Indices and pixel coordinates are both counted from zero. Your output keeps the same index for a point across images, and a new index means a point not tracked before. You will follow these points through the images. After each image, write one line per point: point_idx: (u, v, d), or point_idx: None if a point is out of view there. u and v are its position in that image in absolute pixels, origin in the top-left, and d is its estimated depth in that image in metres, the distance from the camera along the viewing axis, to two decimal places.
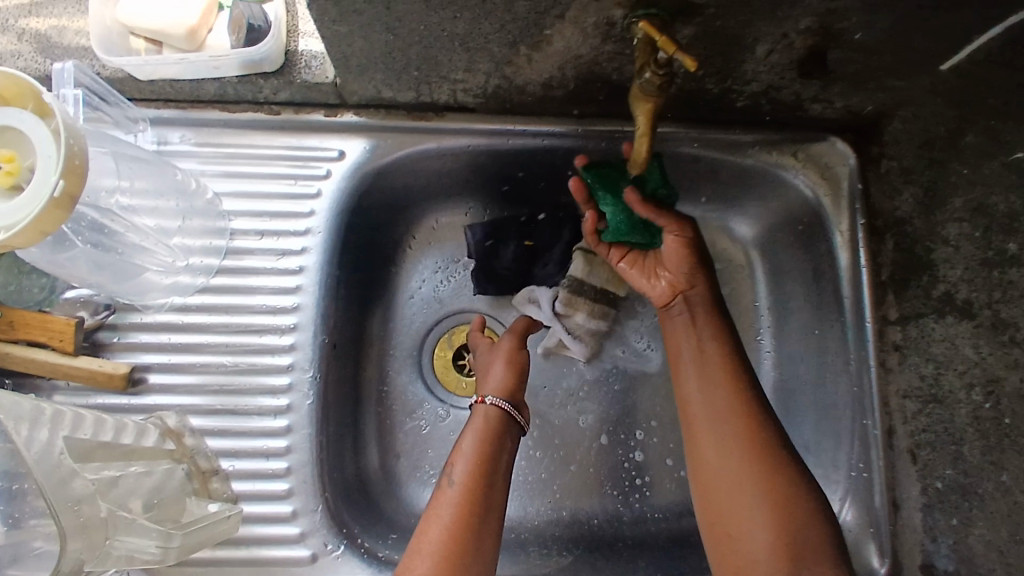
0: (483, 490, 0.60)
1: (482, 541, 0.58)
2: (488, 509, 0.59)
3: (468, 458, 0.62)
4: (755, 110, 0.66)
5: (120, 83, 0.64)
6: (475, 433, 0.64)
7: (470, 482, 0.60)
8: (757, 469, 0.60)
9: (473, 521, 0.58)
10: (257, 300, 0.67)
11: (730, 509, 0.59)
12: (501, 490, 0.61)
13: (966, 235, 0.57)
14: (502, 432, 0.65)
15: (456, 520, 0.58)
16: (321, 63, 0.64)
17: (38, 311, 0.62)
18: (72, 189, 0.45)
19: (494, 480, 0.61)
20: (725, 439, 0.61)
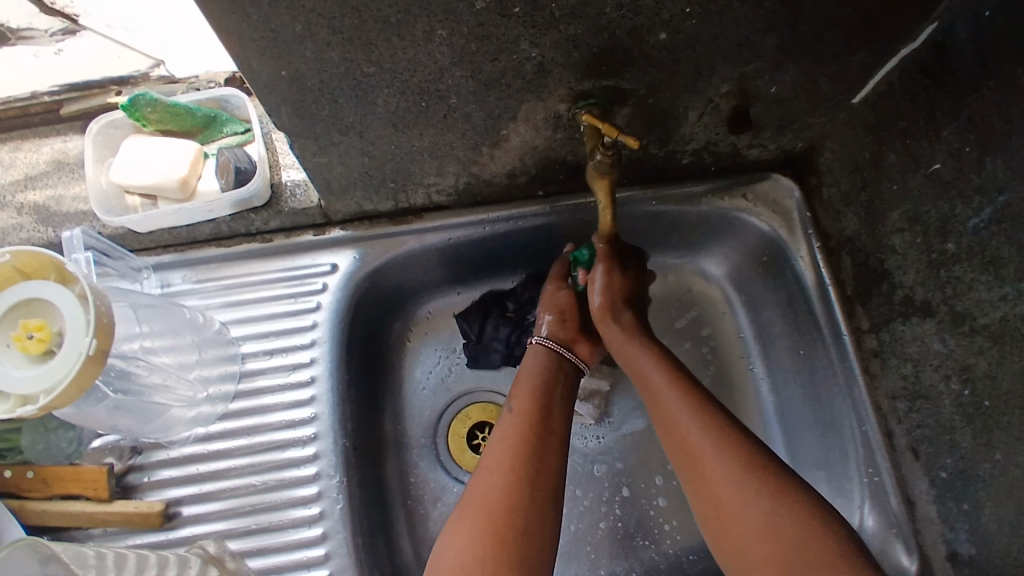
0: (540, 414, 0.65)
1: (543, 462, 0.60)
2: (547, 439, 0.63)
3: (526, 391, 0.67)
4: (701, 164, 0.73)
5: (122, 239, 0.69)
6: (532, 373, 0.70)
7: (528, 408, 0.65)
8: (747, 488, 0.55)
9: (530, 446, 0.61)
10: (275, 416, 0.70)
11: (733, 535, 0.54)
12: (558, 422, 0.65)
13: (909, 242, 0.62)
14: (555, 366, 0.71)
15: (517, 439, 0.62)
16: (305, 189, 0.70)
17: (68, 465, 0.65)
18: (103, 344, 0.50)
19: (551, 420, 0.65)
20: (706, 465, 0.57)
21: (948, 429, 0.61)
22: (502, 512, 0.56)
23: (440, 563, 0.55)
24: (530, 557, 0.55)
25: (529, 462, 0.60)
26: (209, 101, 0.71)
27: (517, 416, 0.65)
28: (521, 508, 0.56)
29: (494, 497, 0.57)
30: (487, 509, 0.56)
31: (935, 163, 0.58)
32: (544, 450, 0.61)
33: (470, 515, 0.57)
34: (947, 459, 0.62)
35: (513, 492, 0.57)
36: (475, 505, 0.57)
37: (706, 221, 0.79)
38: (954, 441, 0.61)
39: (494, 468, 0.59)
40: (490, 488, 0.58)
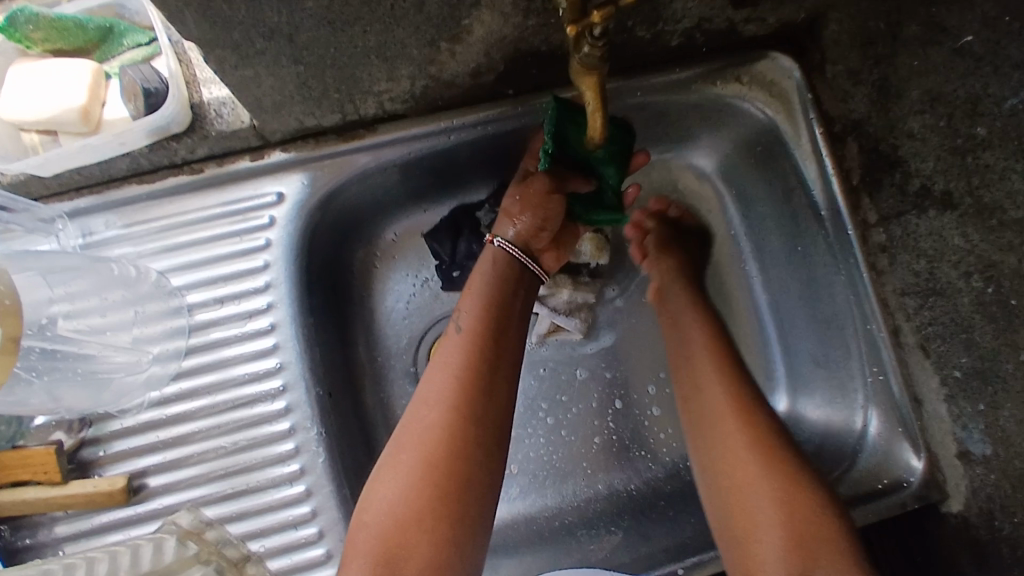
0: (489, 338, 0.58)
1: (491, 396, 0.56)
2: (498, 371, 0.57)
3: (475, 310, 0.60)
4: (691, 45, 0.63)
5: (25, 186, 0.59)
6: (484, 282, 0.62)
7: (479, 333, 0.58)
8: (758, 452, 0.59)
9: (480, 380, 0.56)
10: (237, 371, 0.63)
11: (730, 491, 0.59)
12: (512, 348, 0.59)
13: (929, 125, 0.57)
14: (511, 275, 0.63)
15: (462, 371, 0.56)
16: (232, 108, 0.59)
17: (11, 450, 0.57)
18: (12, 331, 0.41)
19: (505, 347, 0.59)
20: (717, 418, 0.63)
21: (964, 326, 0.57)
22: (440, 454, 0.52)
23: (372, 508, 0.52)
24: (467, 505, 0.52)
25: (476, 403, 0.55)
26: (100, 8, 0.58)
27: (467, 341, 0.58)
28: (462, 453, 0.53)
29: (434, 438, 0.53)
30: (424, 453, 0.52)
31: (965, 35, 0.54)
32: (493, 389, 0.56)
33: (409, 455, 0.53)
34: (962, 357, 0.58)
35: (454, 434, 0.53)
36: (413, 444, 0.53)
37: (698, 110, 0.70)
38: (969, 339, 0.57)
39: (434, 405, 0.55)
40: (429, 428, 0.54)
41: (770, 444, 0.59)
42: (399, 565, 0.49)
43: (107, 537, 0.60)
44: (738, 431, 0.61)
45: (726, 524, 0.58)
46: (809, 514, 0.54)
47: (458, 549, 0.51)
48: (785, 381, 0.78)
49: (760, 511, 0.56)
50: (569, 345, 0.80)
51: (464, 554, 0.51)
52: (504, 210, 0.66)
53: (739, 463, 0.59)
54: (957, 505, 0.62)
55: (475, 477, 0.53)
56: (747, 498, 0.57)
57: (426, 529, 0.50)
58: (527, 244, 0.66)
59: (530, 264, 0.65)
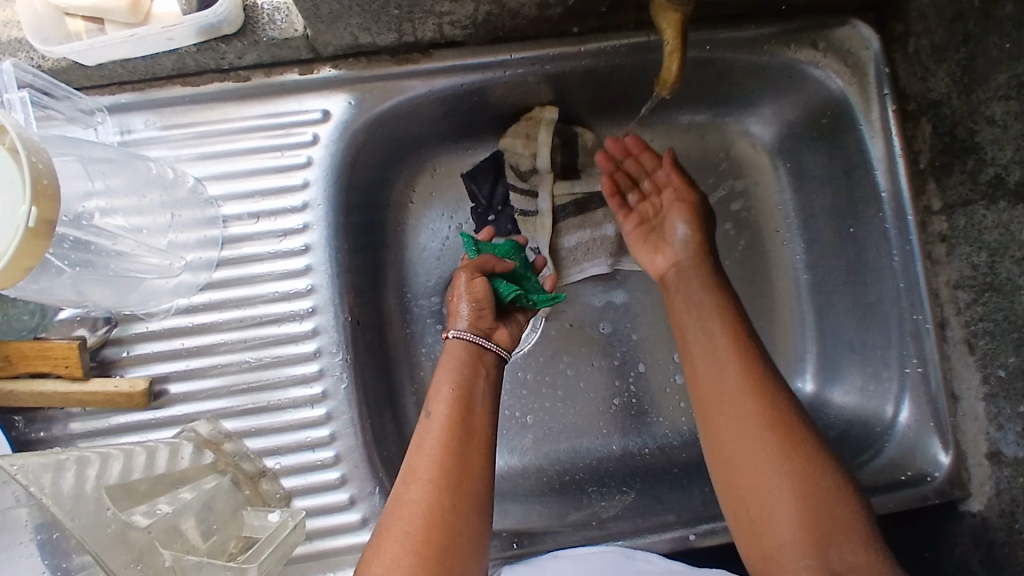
0: (464, 421, 0.54)
1: (473, 480, 0.51)
2: (469, 450, 0.52)
3: (447, 395, 0.55)
4: (771, 1, 0.60)
5: (66, 74, 0.57)
6: (450, 369, 0.57)
7: (447, 419, 0.54)
8: (784, 452, 0.50)
9: (451, 463, 0.51)
10: (268, 288, 0.63)
11: (734, 472, 0.52)
12: (484, 428, 0.54)
13: (1014, 113, 0.55)
14: (475, 360, 0.58)
15: (436, 457, 0.51)
16: (285, 15, 0.56)
17: (34, 340, 0.57)
18: (46, 214, 0.40)
19: (474, 422, 0.54)
20: (728, 389, 0.54)
21: (1020, 327, 0.56)
22: (424, 547, 0.48)
23: None
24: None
25: (450, 486, 0.50)
26: None
27: (438, 423, 0.54)
28: (441, 544, 0.48)
29: (418, 530, 0.48)
30: (403, 549, 0.47)
31: None
32: (469, 468, 0.52)
33: (386, 557, 0.47)
34: (1009, 356, 0.57)
35: (430, 525, 0.48)
36: (389, 545, 0.48)
37: (764, 73, 0.67)
38: (1023, 340, 0.56)
39: (411, 496, 0.50)
40: (411, 516, 0.49)
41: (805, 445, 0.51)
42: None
43: (123, 438, 0.60)
44: (748, 427, 0.52)
45: (731, 513, 0.52)
46: (827, 513, 0.48)
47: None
48: (818, 364, 0.74)
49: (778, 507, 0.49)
50: (598, 302, 0.78)
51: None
52: (449, 311, 0.62)
53: (755, 456, 0.51)
54: (978, 505, 0.60)
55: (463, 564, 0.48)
56: (767, 494, 0.50)
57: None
58: (482, 329, 0.61)
59: (489, 346, 0.60)
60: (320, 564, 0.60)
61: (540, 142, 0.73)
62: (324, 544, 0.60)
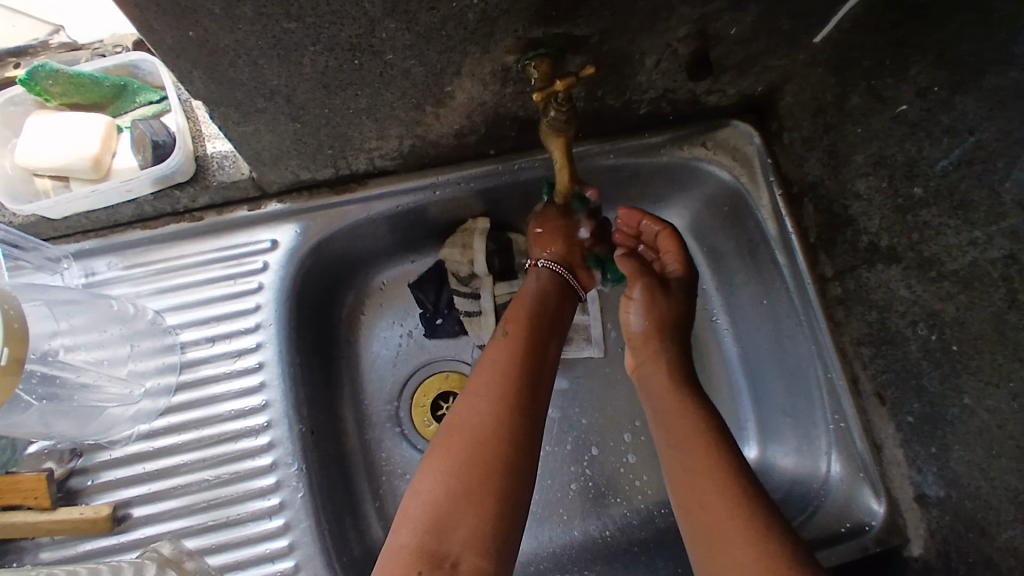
0: (534, 344, 0.63)
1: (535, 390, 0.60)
2: (535, 370, 0.61)
3: (523, 317, 0.65)
4: (659, 113, 0.69)
5: (34, 227, 0.63)
6: (527, 293, 0.68)
7: (522, 335, 0.64)
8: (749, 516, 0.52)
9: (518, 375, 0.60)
10: (225, 406, 0.66)
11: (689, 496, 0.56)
12: (546, 351, 0.64)
13: (874, 186, 0.61)
14: (556, 286, 0.70)
15: (506, 367, 0.60)
16: (233, 161, 0.64)
17: (4, 475, 0.60)
18: (16, 353, 0.45)
19: (544, 350, 0.64)
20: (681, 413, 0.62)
21: (915, 373, 0.61)
22: (488, 441, 0.55)
23: (414, 497, 0.54)
24: (499, 496, 0.52)
25: (517, 392, 0.58)
26: (116, 69, 0.64)
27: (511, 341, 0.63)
28: (498, 438, 0.55)
29: (486, 424, 0.56)
30: (469, 443, 0.55)
31: (902, 104, 0.57)
32: (536, 380, 0.60)
33: (451, 448, 0.55)
34: (914, 403, 0.62)
35: (495, 421, 0.56)
36: (456, 436, 0.56)
37: (666, 173, 0.75)
38: (920, 385, 0.60)
39: (482, 395, 0.58)
40: (482, 411, 0.57)
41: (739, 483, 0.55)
42: (447, 542, 0.50)
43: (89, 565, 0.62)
44: (715, 488, 0.55)
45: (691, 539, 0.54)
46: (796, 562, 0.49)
47: (493, 537, 0.51)
48: (757, 432, 0.78)
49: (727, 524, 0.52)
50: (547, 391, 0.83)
51: (501, 538, 0.51)
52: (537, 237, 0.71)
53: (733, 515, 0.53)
54: (918, 548, 0.63)
55: (521, 467, 0.54)
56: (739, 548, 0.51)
57: (472, 503, 0.52)
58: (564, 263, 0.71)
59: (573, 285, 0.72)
60: None
61: (476, 249, 0.78)
62: None
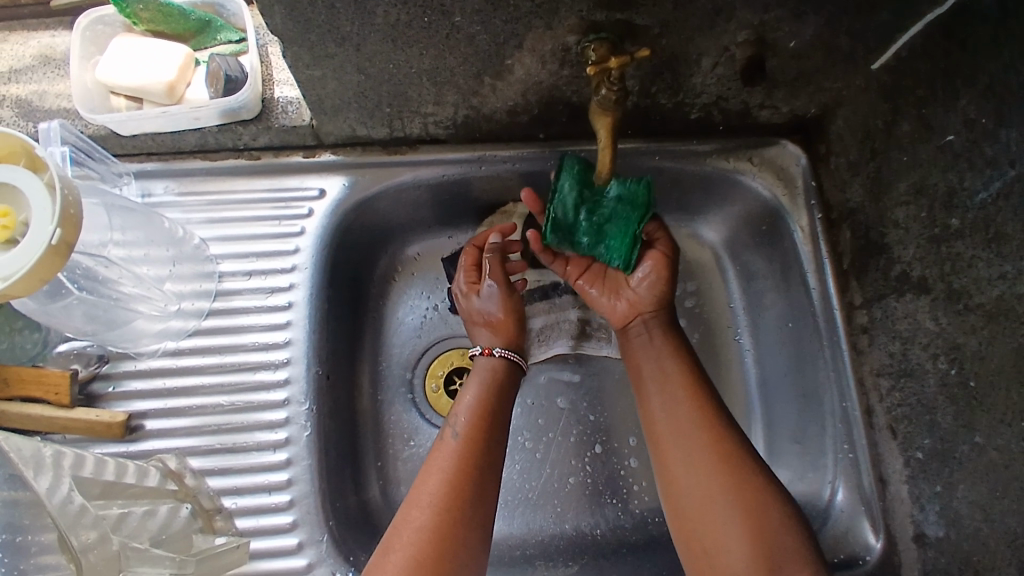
0: (485, 446, 0.63)
1: (479, 493, 0.60)
2: (489, 464, 0.62)
3: (467, 413, 0.65)
4: (709, 121, 0.71)
5: (105, 141, 0.67)
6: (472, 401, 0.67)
7: (476, 438, 0.63)
8: (733, 493, 0.58)
9: (474, 469, 0.61)
10: (250, 338, 0.69)
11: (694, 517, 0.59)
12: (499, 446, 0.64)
13: (913, 216, 0.61)
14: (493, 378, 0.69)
15: (460, 462, 0.61)
16: (297, 107, 0.67)
17: (32, 367, 0.64)
18: (68, 237, 0.48)
19: (492, 447, 0.63)
20: (689, 433, 0.62)
21: (930, 408, 0.60)
22: (429, 547, 0.56)
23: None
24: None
25: (461, 500, 0.59)
26: (204, 6, 0.69)
27: (455, 442, 0.63)
28: (444, 545, 0.56)
29: (424, 535, 0.56)
30: (416, 542, 0.56)
31: (949, 134, 0.58)
32: (482, 482, 0.61)
33: (409, 537, 0.57)
34: (925, 438, 0.61)
35: (449, 519, 0.58)
36: (411, 530, 0.57)
37: (708, 184, 0.76)
38: (933, 421, 0.60)
39: (434, 491, 0.59)
40: (421, 519, 0.57)
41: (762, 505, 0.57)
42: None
43: None
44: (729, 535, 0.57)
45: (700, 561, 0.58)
46: (777, 546, 0.55)
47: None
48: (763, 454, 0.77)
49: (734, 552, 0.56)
50: (559, 383, 0.84)
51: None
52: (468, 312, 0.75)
53: (706, 501, 0.59)
54: None
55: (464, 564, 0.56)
56: (719, 529, 0.57)
57: None
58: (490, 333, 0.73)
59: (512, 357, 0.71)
60: None
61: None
62: None
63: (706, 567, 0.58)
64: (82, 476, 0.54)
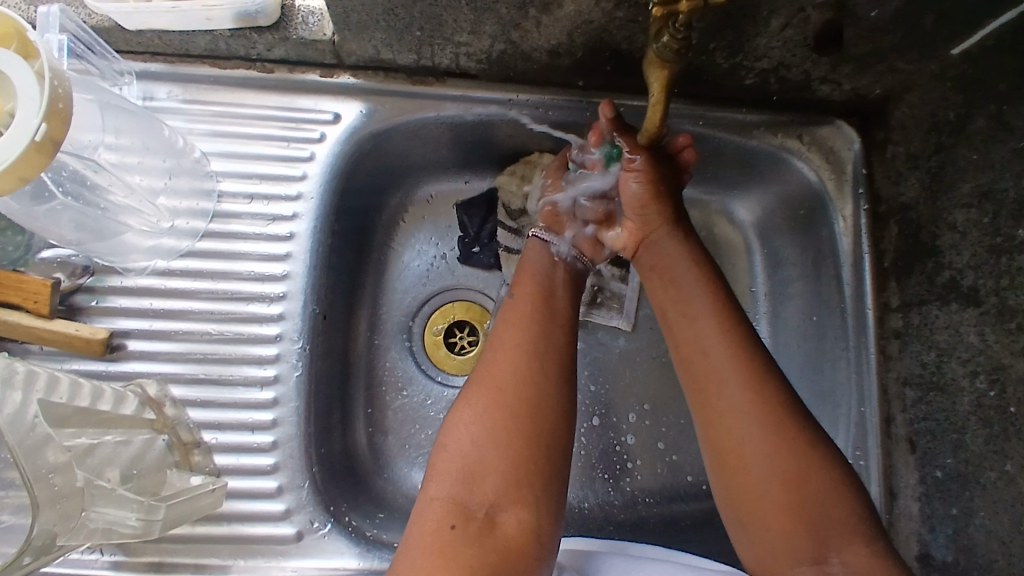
0: (550, 300, 0.62)
1: (549, 339, 0.59)
2: (551, 322, 0.60)
3: (537, 272, 0.64)
4: (763, 89, 0.65)
5: (108, 34, 0.61)
6: (538, 265, 0.65)
7: (539, 294, 0.62)
8: (769, 419, 0.54)
9: (538, 326, 0.59)
10: (246, 267, 0.64)
11: (718, 433, 0.56)
12: (564, 303, 0.62)
13: (973, 221, 0.57)
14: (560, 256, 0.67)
15: (528, 320, 0.59)
16: (319, 19, 0.61)
17: (12, 272, 0.60)
18: (54, 134, 0.43)
19: (556, 303, 0.62)
20: (710, 348, 0.57)
21: (958, 427, 0.57)
22: (511, 392, 0.55)
23: (449, 444, 0.54)
24: (550, 425, 0.54)
25: (537, 346, 0.57)
26: None
27: (528, 294, 0.62)
28: (523, 393, 0.55)
29: (505, 379, 0.56)
30: (490, 391, 0.55)
31: None
32: (553, 335, 0.59)
33: (477, 395, 0.55)
34: (947, 457, 0.58)
35: (523, 372, 0.56)
36: (483, 384, 0.56)
37: (751, 159, 0.70)
38: (959, 441, 0.57)
39: (504, 349, 0.57)
40: (502, 365, 0.56)
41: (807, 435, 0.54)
42: (475, 495, 0.52)
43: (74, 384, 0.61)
44: (761, 459, 0.54)
45: (723, 478, 0.56)
46: (812, 487, 0.52)
47: (548, 481, 0.53)
48: None
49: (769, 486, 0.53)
50: None
51: (544, 492, 0.53)
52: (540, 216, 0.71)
53: (734, 420, 0.55)
54: None
55: (544, 418, 0.54)
56: (748, 457, 0.54)
57: (501, 459, 0.52)
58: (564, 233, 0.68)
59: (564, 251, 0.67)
60: (234, 549, 0.60)
61: (534, 183, 0.75)
62: (245, 530, 0.60)
63: (734, 484, 0.55)
64: (51, 402, 0.50)
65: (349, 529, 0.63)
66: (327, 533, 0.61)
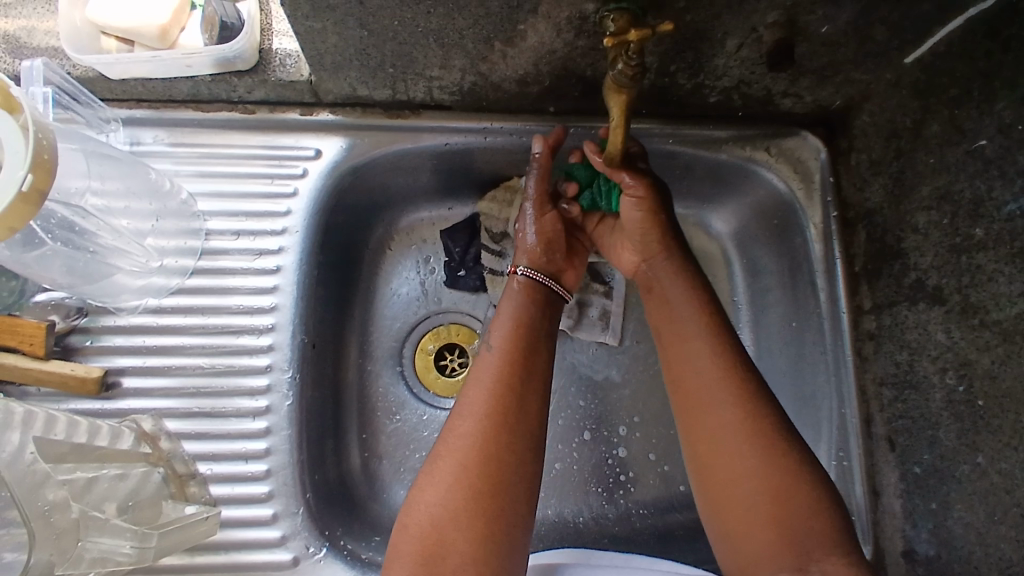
0: (521, 356, 0.61)
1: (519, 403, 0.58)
2: (525, 385, 0.59)
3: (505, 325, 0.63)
4: (728, 106, 0.67)
5: (93, 85, 0.63)
6: (512, 313, 0.65)
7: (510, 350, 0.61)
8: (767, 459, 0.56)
9: (507, 390, 0.58)
10: (235, 300, 0.66)
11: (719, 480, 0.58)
12: (541, 365, 0.61)
13: (933, 222, 0.59)
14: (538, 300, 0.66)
15: (497, 381, 0.59)
16: (296, 61, 0.64)
17: (7, 317, 0.62)
18: (40, 184, 0.45)
19: (534, 363, 0.61)
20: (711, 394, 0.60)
21: (932, 424, 0.59)
22: (475, 465, 0.54)
23: (412, 515, 0.54)
24: (509, 504, 0.54)
25: (505, 416, 0.57)
26: None
27: (495, 355, 0.61)
28: (486, 464, 0.55)
29: (467, 450, 0.55)
30: (454, 466, 0.55)
31: (981, 138, 0.55)
32: (524, 404, 0.58)
33: (441, 471, 0.55)
34: (924, 453, 0.60)
35: (487, 445, 0.55)
36: (446, 458, 0.55)
37: (721, 172, 0.72)
38: (935, 437, 0.59)
39: (469, 417, 0.57)
40: (461, 437, 0.56)
41: (791, 464, 0.56)
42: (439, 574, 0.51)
43: None
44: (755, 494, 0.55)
45: (722, 520, 0.57)
46: (796, 520, 0.53)
47: (507, 553, 0.53)
48: None
49: (759, 520, 0.55)
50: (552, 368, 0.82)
51: (506, 564, 0.52)
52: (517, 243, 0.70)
53: (734, 463, 0.57)
54: None
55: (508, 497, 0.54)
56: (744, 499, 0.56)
57: (460, 535, 0.52)
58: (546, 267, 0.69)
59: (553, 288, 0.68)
60: None
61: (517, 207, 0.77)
62: (242, 558, 0.62)
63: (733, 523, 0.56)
64: (47, 438, 0.52)
65: (345, 552, 0.64)
66: (323, 557, 0.63)
